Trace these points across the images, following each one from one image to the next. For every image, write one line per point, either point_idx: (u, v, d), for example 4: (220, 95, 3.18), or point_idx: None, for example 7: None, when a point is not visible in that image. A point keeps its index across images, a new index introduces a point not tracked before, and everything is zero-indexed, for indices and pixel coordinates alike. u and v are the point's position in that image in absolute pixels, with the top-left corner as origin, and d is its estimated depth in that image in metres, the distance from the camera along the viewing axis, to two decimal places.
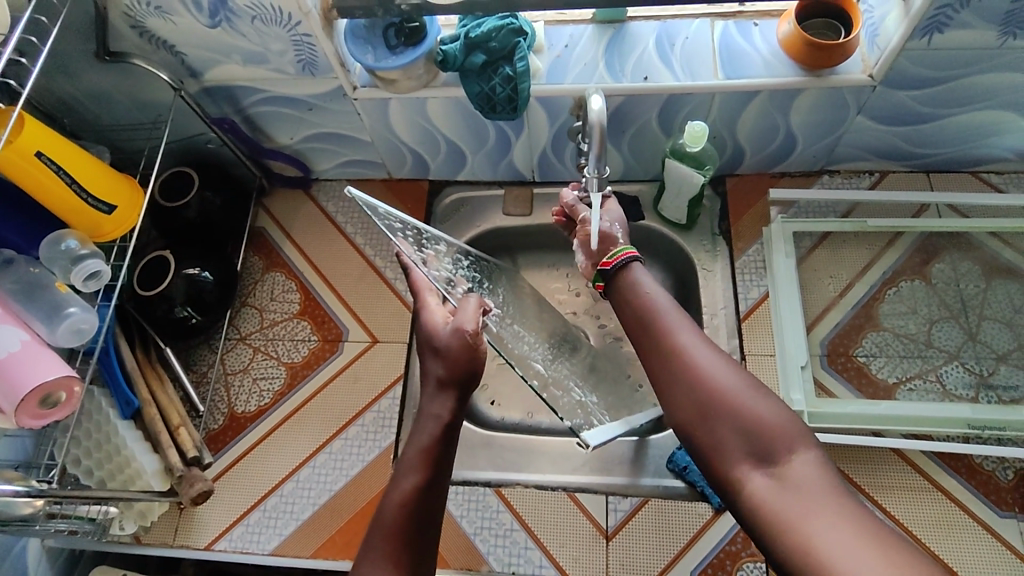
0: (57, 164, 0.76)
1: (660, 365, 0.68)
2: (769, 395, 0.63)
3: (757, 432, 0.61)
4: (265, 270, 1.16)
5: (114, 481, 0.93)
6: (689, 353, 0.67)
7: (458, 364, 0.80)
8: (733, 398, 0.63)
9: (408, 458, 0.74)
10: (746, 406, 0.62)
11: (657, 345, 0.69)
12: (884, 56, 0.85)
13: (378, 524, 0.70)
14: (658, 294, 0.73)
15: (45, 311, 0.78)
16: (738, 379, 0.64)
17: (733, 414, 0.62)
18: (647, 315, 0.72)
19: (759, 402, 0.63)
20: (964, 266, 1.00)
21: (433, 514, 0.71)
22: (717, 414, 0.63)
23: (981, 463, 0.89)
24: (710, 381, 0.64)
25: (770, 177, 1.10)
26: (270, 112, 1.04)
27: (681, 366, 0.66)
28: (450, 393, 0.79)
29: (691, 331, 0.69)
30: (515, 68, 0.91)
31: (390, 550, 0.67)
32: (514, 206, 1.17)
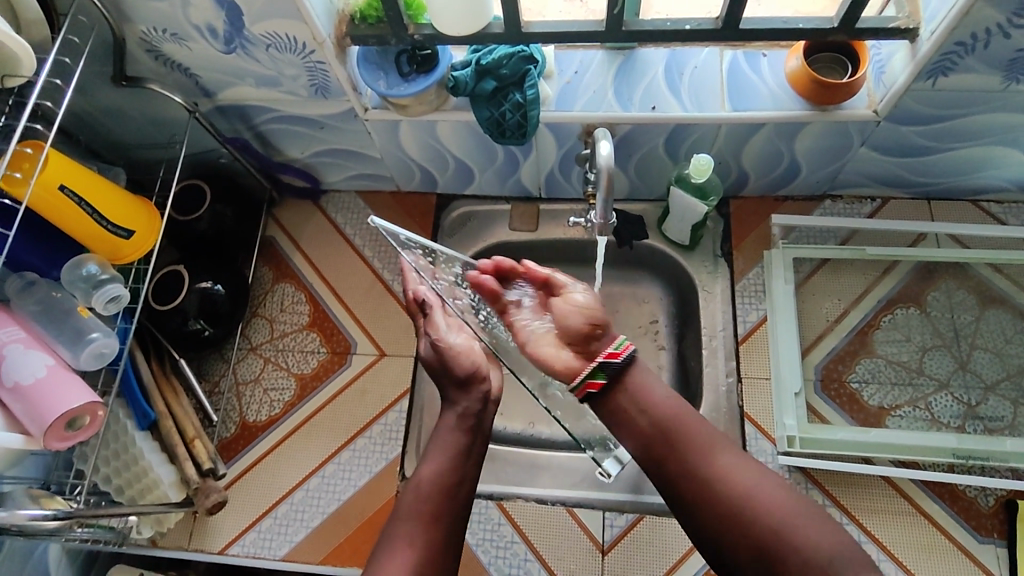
0: (79, 196, 0.80)
1: (700, 495, 0.70)
2: (817, 517, 0.67)
3: (822, 565, 0.63)
4: (275, 280, 1.19)
5: (132, 489, 0.96)
6: (731, 480, 0.70)
7: (468, 381, 0.88)
8: (787, 525, 0.66)
9: (437, 445, 0.82)
10: (799, 533, 0.65)
11: (693, 474, 0.72)
12: (889, 95, 0.86)
13: (408, 503, 0.77)
14: (675, 406, 0.76)
15: (68, 334, 0.82)
16: (785, 502, 0.68)
17: (789, 544, 0.65)
18: (676, 441, 0.74)
19: (813, 529, 0.66)
20: (958, 295, 1.03)
21: (458, 500, 0.78)
22: (774, 546, 0.65)
23: (964, 489, 0.92)
24: (764, 513, 0.67)
25: (773, 200, 1.12)
26: (281, 129, 1.05)
27: (725, 497, 0.69)
28: (474, 398, 0.87)
29: (726, 453, 0.72)
30: (525, 95, 0.92)
31: (418, 527, 0.75)
32: (520, 222, 1.19)
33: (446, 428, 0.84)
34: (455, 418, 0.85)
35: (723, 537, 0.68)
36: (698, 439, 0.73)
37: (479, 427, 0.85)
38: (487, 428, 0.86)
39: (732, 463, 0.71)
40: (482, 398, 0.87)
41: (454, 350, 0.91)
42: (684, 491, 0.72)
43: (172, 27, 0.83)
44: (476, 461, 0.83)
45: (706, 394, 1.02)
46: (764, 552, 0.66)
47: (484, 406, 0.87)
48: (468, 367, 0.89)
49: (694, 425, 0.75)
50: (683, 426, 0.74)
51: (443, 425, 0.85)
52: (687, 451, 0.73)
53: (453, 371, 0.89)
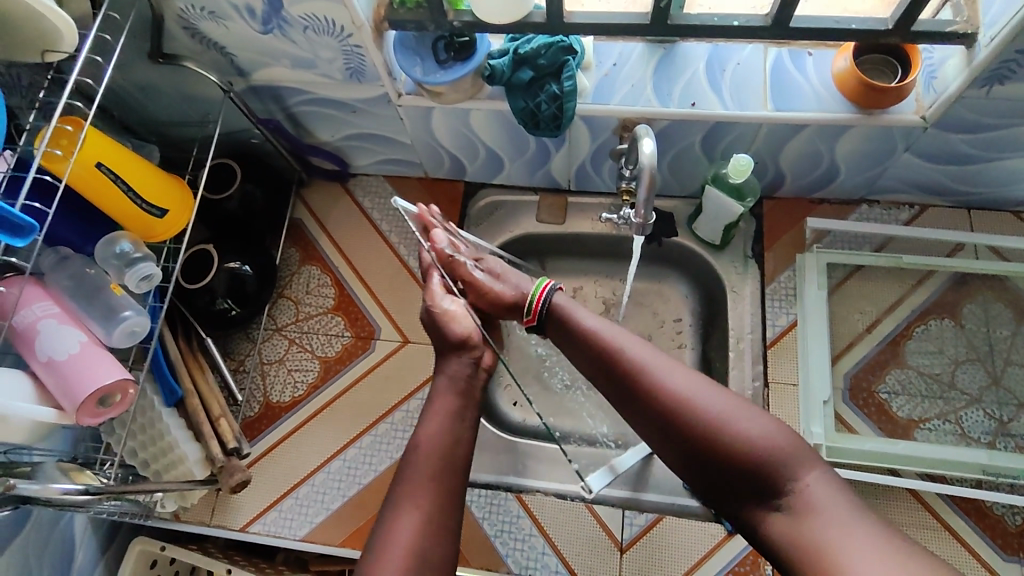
0: (116, 174, 0.80)
1: (643, 408, 0.72)
2: (754, 414, 0.68)
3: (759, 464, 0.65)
4: (301, 262, 1.19)
5: (157, 464, 0.96)
6: (666, 387, 0.71)
7: (463, 345, 0.88)
8: (729, 429, 0.67)
9: (432, 408, 0.82)
10: (736, 433, 0.67)
11: (633, 389, 0.73)
12: (939, 102, 0.83)
13: (409, 468, 0.77)
14: (608, 329, 0.78)
15: (101, 312, 0.83)
16: (725, 409, 0.68)
17: (731, 445, 0.67)
18: (614, 358, 0.75)
19: (750, 426, 0.67)
20: (994, 309, 1.01)
21: (459, 460, 0.78)
22: (718, 451, 0.67)
23: (992, 507, 0.91)
24: (699, 416, 0.68)
25: (809, 202, 1.10)
26: (314, 112, 1.05)
27: (665, 408, 0.70)
28: (465, 363, 0.87)
29: (662, 364, 0.73)
30: (562, 87, 0.90)
31: (423, 495, 0.74)
32: (548, 213, 1.18)
33: (441, 391, 0.84)
34: (446, 382, 0.85)
35: (670, 446, 0.70)
36: (625, 351, 0.75)
37: (471, 389, 0.85)
38: (478, 392, 0.86)
39: (666, 371, 0.72)
40: (472, 363, 0.87)
41: (448, 317, 0.90)
42: (628, 407, 0.73)
43: (210, 6, 0.83)
44: (472, 423, 0.83)
45: None
46: (713, 461, 0.67)
47: (475, 370, 0.87)
48: (461, 334, 0.88)
49: (629, 341, 0.76)
50: (620, 342, 0.76)
51: (436, 388, 0.85)
52: (625, 366, 0.74)
53: (446, 337, 0.89)
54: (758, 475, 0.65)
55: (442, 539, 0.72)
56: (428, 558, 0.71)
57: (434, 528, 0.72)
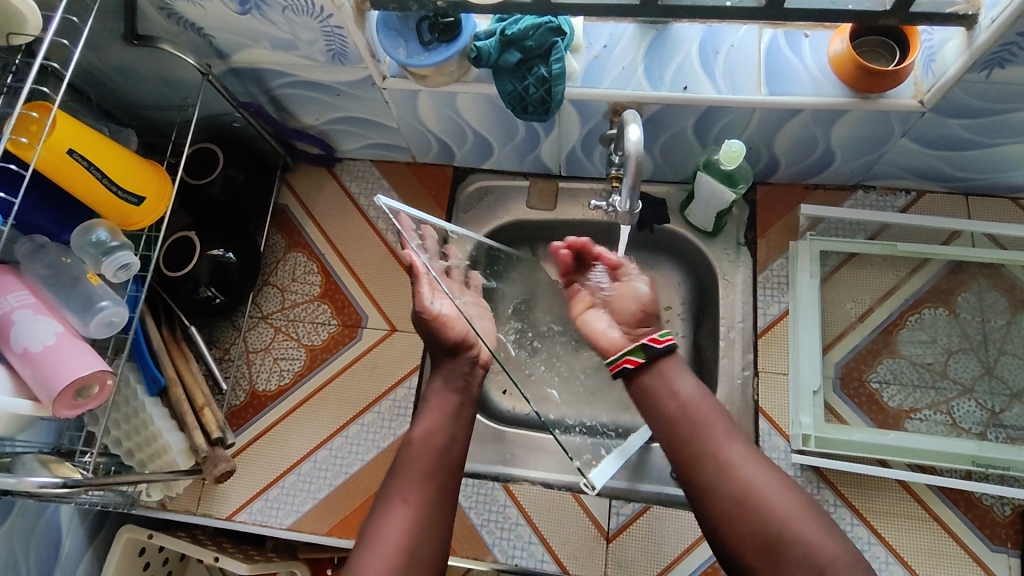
0: (88, 160, 0.78)
1: (717, 489, 0.74)
2: (816, 516, 0.72)
3: (816, 563, 0.68)
4: (287, 248, 1.17)
5: (140, 454, 0.97)
6: (745, 474, 0.74)
7: (457, 351, 0.93)
8: (794, 528, 0.70)
9: (430, 407, 0.88)
10: (801, 533, 0.70)
11: (706, 463, 0.76)
12: (937, 86, 0.81)
13: (402, 464, 0.81)
14: (695, 401, 0.80)
15: (77, 302, 0.81)
16: (795, 507, 0.72)
17: (792, 542, 0.70)
18: (695, 430, 0.78)
19: (814, 528, 0.71)
20: (989, 297, 1.00)
21: (450, 458, 0.83)
22: (776, 541, 0.70)
23: (980, 497, 0.91)
24: (769, 509, 0.72)
25: (803, 188, 1.08)
26: (297, 95, 1.02)
27: (738, 496, 0.73)
28: (461, 364, 0.92)
29: (742, 455, 0.76)
30: (551, 69, 0.88)
31: (411, 488, 0.79)
32: (538, 199, 1.16)
33: (437, 389, 0.90)
34: (442, 382, 0.91)
35: (732, 530, 0.73)
36: (706, 431, 0.78)
37: (467, 390, 0.91)
38: (476, 389, 0.92)
39: (746, 461, 0.75)
40: (471, 362, 0.93)
41: (441, 320, 0.92)
42: (699, 484, 0.76)
43: None
44: (466, 423, 0.88)
45: (720, 386, 1.00)
46: (771, 547, 0.70)
47: (471, 370, 0.92)
48: (454, 337, 0.92)
49: (709, 419, 0.79)
50: (706, 416, 0.79)
51: (432, 388, 0.90)
52: (706, 442, 0.77)
53: (439, 339, 0.93)
54: None
55: (432, 533, 0.76)
56: (418, 550, 0.74)
57: (426, 521, 0.76)
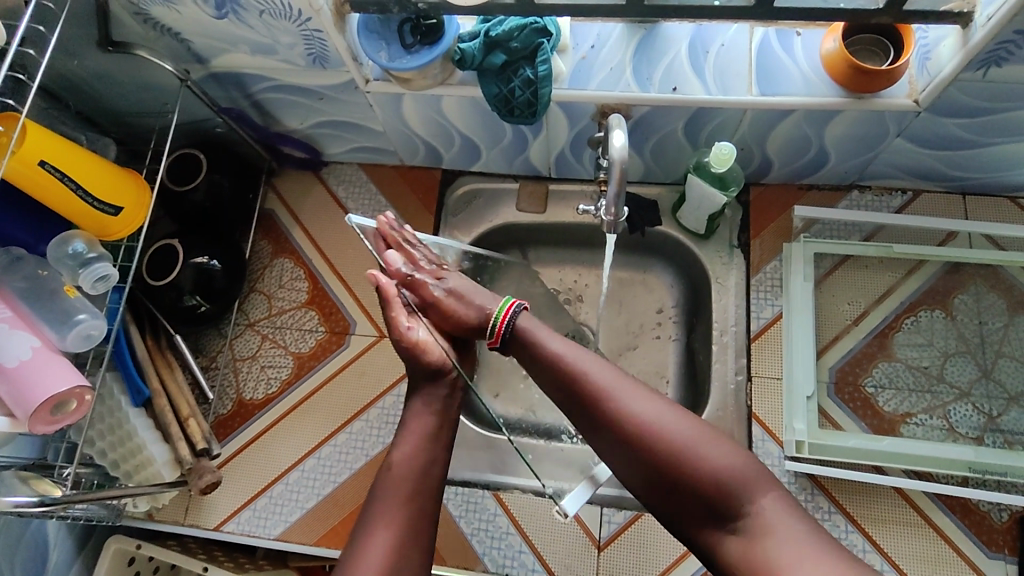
0: (62, 172, 0.77)
1: (604, 430, 0.70)
2: (714, 441, 0.67)
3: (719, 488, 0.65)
4: (273, 254, 1.15)
5: (126, 465, 0.95)
6: (629, 416, 0.69)
7: (435, 373, 0.85)
8: (690, 455, 0.66)
9: (408, 428, 0.83)
10: (697, 457, 0.66)
11: (590, 410, 0.71)
12: (932, 85, 0.79)
13: (383, 487, 0.78)
14: (566, 349, 0.76)
15: (54, 315, 0.79)
16: (688, 434, 0.68)
17: (688, 471, 0.66)
18: (573, 379, 0.73)
19: (710, 449, 0.67)
20: (987, 299, 0.98)
21: (431, 479, 0.80)
22: (673, 475, 0.67)
23: (977, 503, 0.89)
24: (662, 445, 0.67)
25: (797, 189, 1.06)
26: (280, 99, 1.00)
27: (628, 434, 0.68)
28: (441, 386, 0.86)
29: (626, 390, 0.71)
30: (537, 71, 0.85)
31: (393, 510, 0.76)
32: (528, 202, 1.14)
33: (416, 411, 0.84)
34: (421, 405, 0.85)
35: (634, 471, 0.69)
36: (583, 377, 0.72)
37: (447, 412, 0.85)
38: (457, 412, 0.87)
39: (630, 397, 0.70)
40: (449, 386, 0.86)
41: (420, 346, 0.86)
42: (588, 424, 0.72)
43: None
44: (447, 445, 0.84)
45: (713, 391, 0.99)
46: (669, 481, 0.67)
47: (451, 392, 0.86)
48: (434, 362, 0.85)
49: (585, 363, 0.73)
50: (579, 361, 0.74)
51: (410, 409, 0.85)
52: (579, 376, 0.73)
53: (419, 365, 0.86)
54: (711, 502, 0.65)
55: (414, 559, 0.74)
56: None
57: (406, 548, 0.74)
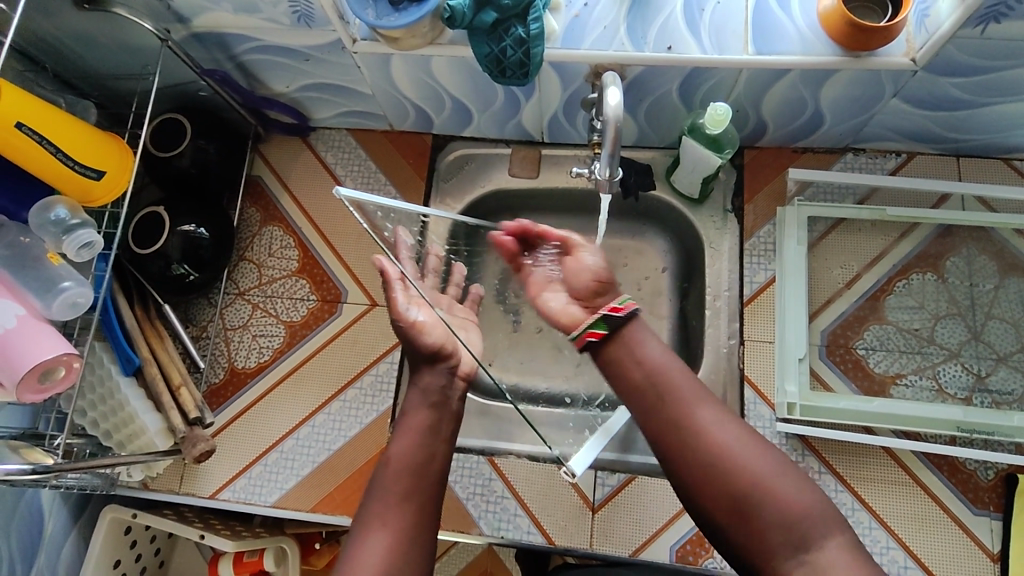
0: (40, 135, 0.76)
1: (688, 448, 0.71)
2: (799, 482, 0.68)
3: (794, 522, 0.66)
4: (262, 222, 1.14)
5: (119, 435, 0.94)
6: (717, 439, 0.70)
7: (433, 357, 0.87)
8: (767, 484, 0.68)
9: (407, 424, 0.83)
10: (778, 495, 0.67)
11: (679, 431, 0.72)
12: (932, 42, 0.78)
13: (382, 477, 0.78)
14: (663, 364, 0.75)
15: (40, 283, 0.78)
16: (770, 468, 0.68)
17: (767, 502, 0.67)
18: (665, 398, 0.73)
19: (787, 488, 0.67)
20: (978, 261, 0.98)
21: (430, 474, 0.79)
22: (751, 504, 0.67)
23: (964, 462, 0.91)
24: (744, 474, 0.68)
25: (791, 152, 1.05)
26: (264, 60, 0.97)
27: (714, 458, 0.70)
28: (439, 375, 0.87)
29: (712, 416, 0.72)
30: (529, 30, 0.83)
31: (391, 504, 0.75)
32: (520, 166, 1.12)
33: (414, 406, 0.85)
34: (419, 398, 0.86)
35: (711, 493, 0.69)
36: (671, 396, 0.73)
37: (445, 401, 0.86)
38: (454, 403, 0.87)
39: (745, 449, 0.70)
40: (448, 373, 0.87)
41: (418, 328, 0.86)
42: (668, 441, 0.72)
43: None
44: (448, 436, 0.84)
45: (705, 355, 1.00)
46: (741, 506, 0.68)
47: (450, 380, 0.87)
48: (432, 346, 0.87)
49: (680, 382, 0.74)
50: (675, 379, 0.74)
51: (410, 402, 0.85)
52: (688, 419, 0.72)
53: (418, 349, 0.88)
54: (780, 531, 0.65)
55: (416, 551, 0.72)
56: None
57: (404, 542, 0.72)
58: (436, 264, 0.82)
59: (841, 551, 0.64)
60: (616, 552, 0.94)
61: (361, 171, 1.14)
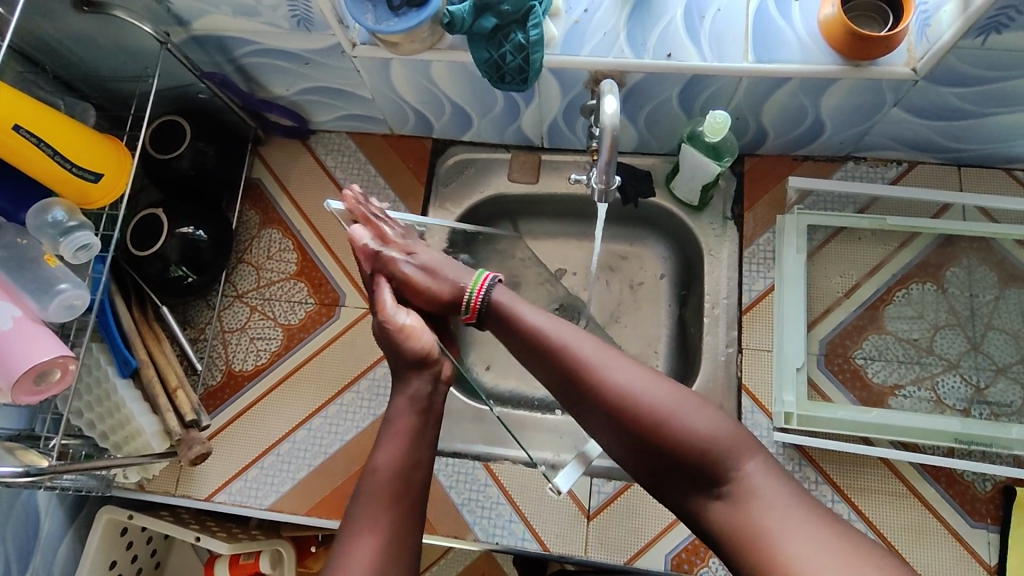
0: (37, 136, 0.76)
1: (587, 398, 0.70)
2: (700, 408, 0.68)
3: (701, 450, 0.66)
4: (261, 225, 1.14)
5: (115, 437, 0.94)
6: (614, 385, 0.69)
7: (419, 361, 0.81)
8: (671, 417, 0.67)
9: (393, 430, 0.80)
10: (683, 427, 0.67)
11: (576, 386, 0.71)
12: (932, 52, 0.77)
13: (368, 488, 0.76)
14: (547, 325, 0.74)
15: (37, 285, 0.78)
16: (672, 401, 0.68)
17: (672, 436, 0.67)
18: (557, 355, 0.72)
19: (691, 416, 0.67)
20: (978, 272, 0.98)
21: (417, 483, 0.77)
22: (657, 441, 0.67)
23: (962, 473, 0.90)
24: (644, 413, 0.68)
25: (792, 160, 1.04)
26: (263, 63, 0.97)
27: (612, 404, 0.69)
28: (426, 381, 0.82)
29: (606, 358, 0.71)
30: (528, 36, 0.83)
31: (376, 516, 0.74)
32: (520, 172, 1.12)
33: (401, 411, 0.80)
34: (406, 402, 0.81)
35: (620, 437, 0.69)
36: (562, 353, 0.72)
37: (433, 405, 0.82)
38: (440, 408, 0.83)
39: (641, 386, 0.69)
40: (433, 380, 0.82)
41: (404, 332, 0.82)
42: (571, 395, 0.72)
43: None
44: (434, 442, 0.82)
45: (703, 362, 0.99)
46: (649, 444, 0.68)
47: (435, 387, 0.83)
48: (420, 350, 0.81)
49: (571, 337, 0.73)
50: (562, 335, 0.73)
51: (394, 409, 0.81)
52: (583, 371, 0.70)
53: (402, 353, 0.82)
54: (690, 460, 0.66)
55: (402, 560, 0.72)
56: None
57: (393, 549, 0.72)
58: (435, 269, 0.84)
59: (755, 473, 0.65)
60: (611, 560, 0.94)
61: (361, 174, 1.14)
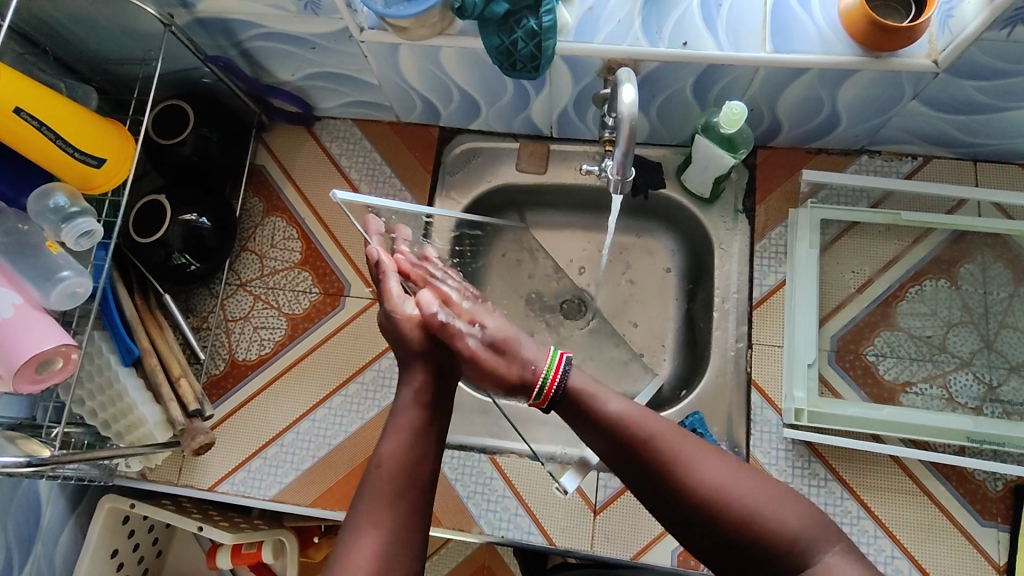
0: (40, 120, 0.74)
1: (676, 491, 0.66)
2: (793, 502, 0.65)
3: (802, 549, 0.63)
4: (265, 213, 1.12)
5: (118, 426, 0.93)
6: (703, 477, 0.65)
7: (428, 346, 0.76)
8: (767, 511, 0.64)
9: (399, 419, 0.74)
10: (780, 521, 0.63)
11: (663, 478, 0.66)
12: (955, 43, 0.75)
13: (373, 480, 0.70)
14: (629, 408, 0.69)
15: (38, 272, 0.76)
16: (763, 495, 0.65)
17: (769, 535, 0.63)
18: (638, 444, 0.67)
19: (787, 511, 0.64)
20: (993, 269, 0.97)
21: (423, 474, 0.72)
22: (754, 540, 0.63)
23: (973, 472, 0.90)
24: (742, 510, 0.64)
25: (805, 153, 1.03)
26: (269, 48, 0.95)
27: (704, 500, 0.64)
28: (435, 366, 0.76)
29: (690, 451, 0.67)
30: (541, 22, 0.81)
31: (379, 513, 0.69)
32: (528, 162, 1.11)
33: (408, 400, 0.75)
34: (413, 391, 0.75)
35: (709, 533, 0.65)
36: (644, 448, 0.67)
37: (441, 391, 0.76)
38: (450, 394, 0.78)
39: (729, 476, 0.65)
40: (443, 369, 0.77)
41: (413, 323, 0.77)
42: (651, 486, 0.67)
43: None
44: (444, 431, 0.76)
45: (712, 358, 0.99)
46: (744, 541, 0.63)
47: (446, 373, 0.77)
48: (425, 341, 0.76)
49: (646, 425, 0.68)
50: (643, 425, 0.68)
51: (404, 394, 0.76)
52: (658, 453, 0.67)
53: (410, 345, 0.76)
54: (790, 562, 0.62)
55: (407, 562, 0.67)
56: None
57: (395, 549, 0.67)
58: (433, 265, 0.87)
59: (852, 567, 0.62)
60: (618, 555, 0.93)
61: (366, 161, 1.12)
